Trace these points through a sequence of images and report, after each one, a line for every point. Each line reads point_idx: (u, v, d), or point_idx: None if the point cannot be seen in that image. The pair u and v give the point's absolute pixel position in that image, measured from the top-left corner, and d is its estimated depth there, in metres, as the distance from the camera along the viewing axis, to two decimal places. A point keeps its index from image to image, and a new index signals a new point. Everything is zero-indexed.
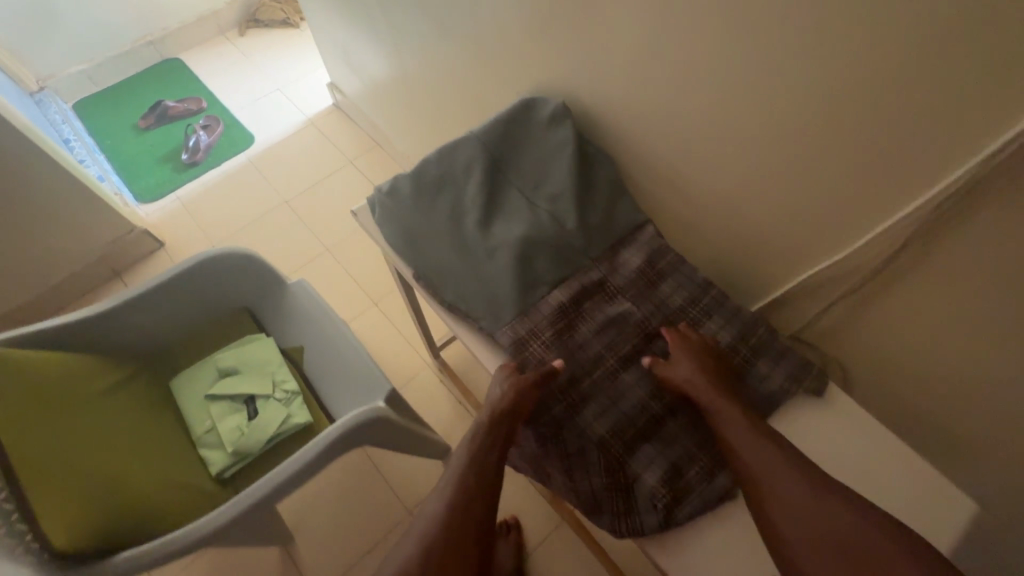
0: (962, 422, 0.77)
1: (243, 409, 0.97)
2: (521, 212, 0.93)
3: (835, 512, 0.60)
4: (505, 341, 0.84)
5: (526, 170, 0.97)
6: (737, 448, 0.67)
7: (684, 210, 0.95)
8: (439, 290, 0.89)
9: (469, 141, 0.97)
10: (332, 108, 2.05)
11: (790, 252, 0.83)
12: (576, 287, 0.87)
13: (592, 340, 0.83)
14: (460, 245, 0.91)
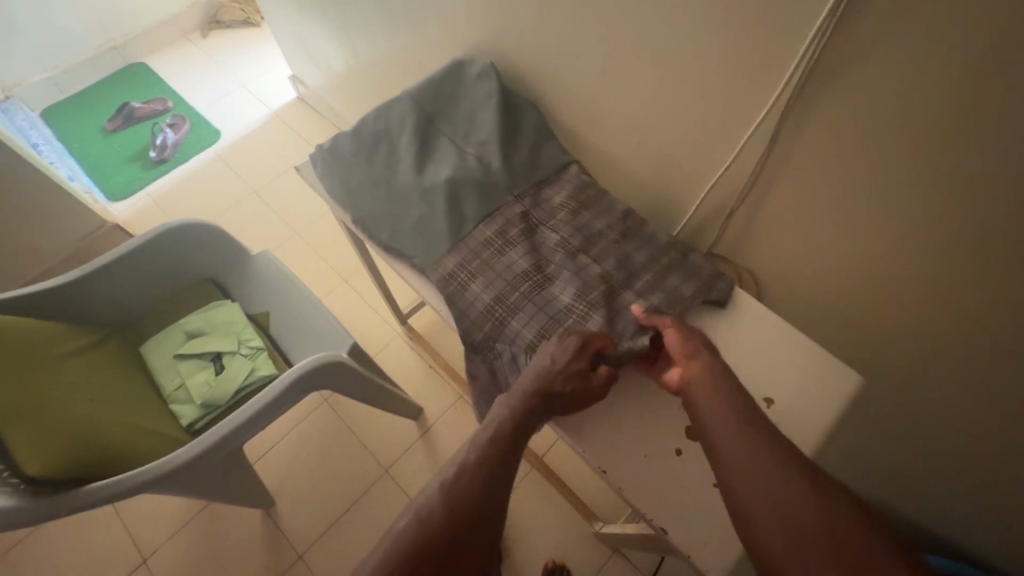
0: (858, 314, 0.80)
1: (209, 365, 1.05)
2: (448, 155, 0.96)
3: (788, 478, 0.51)
4: (437, 275, 0.85)
5: (451, 117, 1.00)
6: (703, 412, 0.60)
7: (600, 141, 0.98)
8: (372, 232, 0.91)
9: (402, 98, 0.99)
10: (296, 100, 2.10)
11: (690, 166, 0.86)
12: (503, 219, 0.89)
13: (518, 260, 0.84)
14: (388, 189, 0.93)
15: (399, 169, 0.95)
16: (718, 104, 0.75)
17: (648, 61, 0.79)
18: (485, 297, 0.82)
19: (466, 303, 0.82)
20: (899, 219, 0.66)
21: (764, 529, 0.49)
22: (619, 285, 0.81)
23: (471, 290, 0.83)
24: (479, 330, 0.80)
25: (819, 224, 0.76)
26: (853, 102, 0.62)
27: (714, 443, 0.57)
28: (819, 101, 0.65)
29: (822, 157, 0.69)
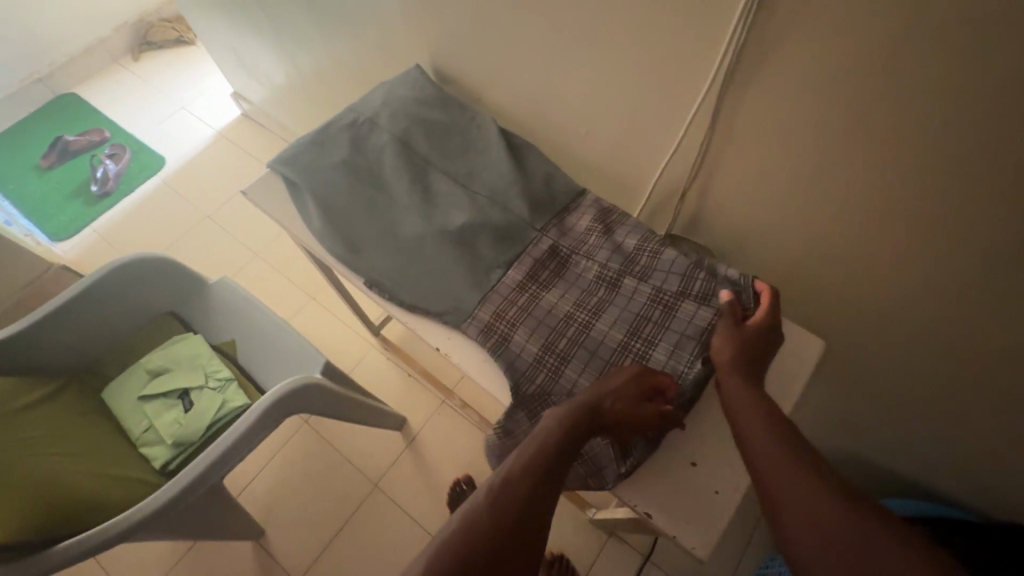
0: (816, 279, 0.83)
1: (178, 403, 1.01)
2: (456, 197, 0.91)
3: (824, 491, 0.51)
4: (474, 330, 0.80)
5: (450, 154, 0.95)
6: (739, 424, 0.60)
7: (551, 134, 0.98)
8: (393, 292, 0.85)
9: (389, 139, 0.96)
10: (240, 118, 2.03)
11: (640, 151, 0.87)
12: (531, 260, 0.84)
13: (559, 303, 0.80)
14: (402, 243, 0.88)
15: (410, 218, 0.89)
16: (660, 88, 0.76)
17: (587, 49, 0.80)
18: (532, 347, 0.77)
19: (512, 356, 0.77)
20: (839, 183, 0.69)
21: (796, 535, 0.49)
22: (674, 302, 0.77)
23: (515, 341, 0.77)
24: (531, 385, 0.74)
25: (767, 197, 0.78)
26: (785, 77, 0.64)
27: (750, 452, 0.57)
28: (754, 76, 0.67)
29: (763, 131, 0.71)
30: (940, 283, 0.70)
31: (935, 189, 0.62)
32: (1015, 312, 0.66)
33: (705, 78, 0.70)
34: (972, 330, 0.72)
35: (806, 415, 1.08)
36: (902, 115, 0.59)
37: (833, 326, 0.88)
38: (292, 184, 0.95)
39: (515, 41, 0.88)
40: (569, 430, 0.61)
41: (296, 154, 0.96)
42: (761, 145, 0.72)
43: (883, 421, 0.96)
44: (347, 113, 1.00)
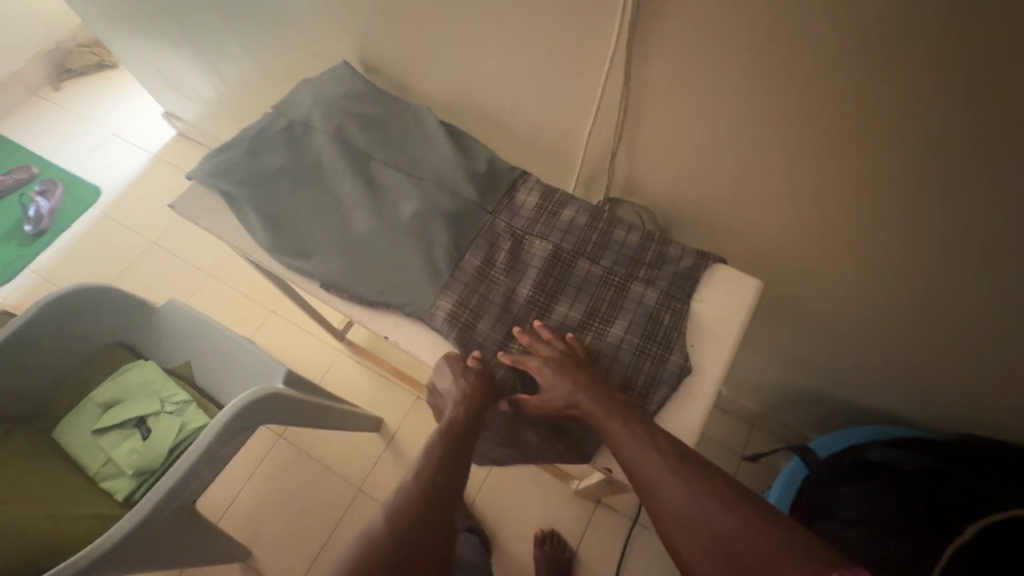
0: (752, 223, 0.85)
1: (135, 432, 0.99)
2: (401, 188, 0.84)
3: (745, 536, 0.52)
4: (440, 322, 0.73)
5: (389, 145, 0.89)
6: (637, 464, 0.59)
7: (478, 115, 0.98)
8: (352, 292, 0.77)
9: (319, 136, 0.90)
10: (175, 137, 1.96)
11: (564, 121, 0.87)
12: (485, 244, 0.79)
13: (519, 288, 0.76)
14: (353, 242, 0.80)
15: (358, 214, 0.82)
16: (570, 55, 0.77)
17: (494, 25, 0.79)
18: (498, 334, 0.73)
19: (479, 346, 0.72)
20: (754, 122, 0.71)
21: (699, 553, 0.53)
22: (623, 283, 0.76)
23: (479, 329, 0.73)
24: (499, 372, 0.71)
25: (694, 143, 0.78)
26: (683, 28, 0.65)
27: (654, 493, 0.57)
28: (655, 32, 0.67)
29: (674, 85, 0.72)
30: (860, 207, 0.73)
31: (844, 113, 0.64)
32: (932, 223, 0.69)
33: (614, 30, 0.70)
34: (902, 247, 0.75)
35: (766, 358, 1.11)
36: (801, 45, 0.60)
37: (774, 267, 0.91)
38: (217, 188, 0.86)
39: (425, 24, 0.87)
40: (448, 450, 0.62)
41: (224, 165, 0.88)
42: (680, 92, 0.73)
43: (837, 353, 0.99)
44: (275, 117, 0.93)
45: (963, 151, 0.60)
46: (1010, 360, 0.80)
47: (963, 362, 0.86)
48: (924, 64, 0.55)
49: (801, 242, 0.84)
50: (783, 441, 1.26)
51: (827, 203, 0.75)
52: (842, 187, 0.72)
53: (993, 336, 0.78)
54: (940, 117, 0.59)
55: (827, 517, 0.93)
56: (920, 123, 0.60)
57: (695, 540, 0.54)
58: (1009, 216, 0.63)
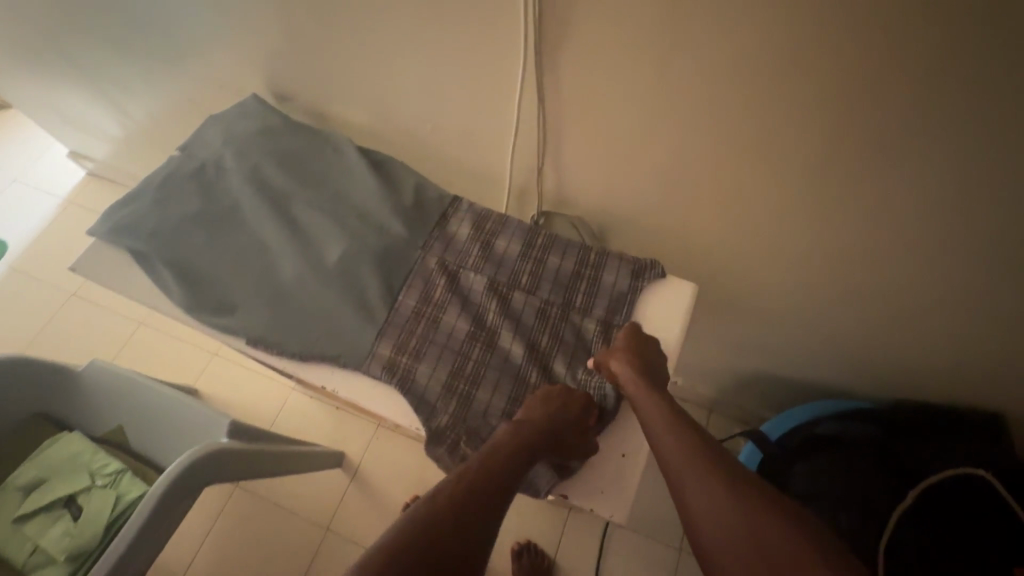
0: (684, 224, 0.87)
1: (64, 514, 0.91)
2: (327, 229, 0.80)
3: (773, 538, 0.49)
4: (378, 371, 0.70)
5: (308, 184, 0.84)
6: (664, 447, 0.60)
7: (400, 139, 0.95)
8: (282, 347, 0.72)
9: (234, 180, 0.84)
10: (87, 179, 1.82)
11: (487, 140, 0.86)
12: (419, 283, 0.76)
13: (459, 325, 0.73)
14: (280, 293, 0.75)
15: (284, 262, 0.77)
16: (482, 73, 0.76)
17: (403, 47, 0.78)
18: (439, 375, 0.70)
19: (420, 391, 0.69)
20: (671, 126, 0.72)
21: (721, 542, 0.51)
22: (563, 310, 0.75)
23: (419, 373, 0.70)
24: (443, 417, 0.67)
25: (617, 153, 0.79)
26: (589, 39, 0.66)
27: (680, 487, 0.56)
28: (562, 46, 0.68)
29: (588, 97, 0.72)
30: (779, 200, 0.76)
31: (749, 113, 0.66)
32: (844, 206, 0.73)
33: (522, 51, 0.69)
34: (826, 232, 0.78)
35: (714, 349, 1.14)
36: (701, 49, 0.62)
37: (710, 264, 0.93)
38: (123, 244, 0.80)
39: (334, 49, 0.84)
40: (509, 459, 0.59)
41: (133, 220, 0.81)
42: (597, 105, 0.73)
43: (777, 338, 1.03)
44: (186, 160, 0.87)
45: (860, 135, 0.64)
46: (933, 327, 0.85)
47: (893, 334, 0.90)
48: (814, 56, 0.58)
49: (731, 237, 0.86)
50: (741, 427, 1.30)
51: (752, 198, 0.77)
52: (761, 182, 0.74)
53: (911, 307, 0.83)
54: (836, 106, 0.62)
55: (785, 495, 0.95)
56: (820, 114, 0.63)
57: (715, 529, 0.52)
58: (911, 193, 0.67)
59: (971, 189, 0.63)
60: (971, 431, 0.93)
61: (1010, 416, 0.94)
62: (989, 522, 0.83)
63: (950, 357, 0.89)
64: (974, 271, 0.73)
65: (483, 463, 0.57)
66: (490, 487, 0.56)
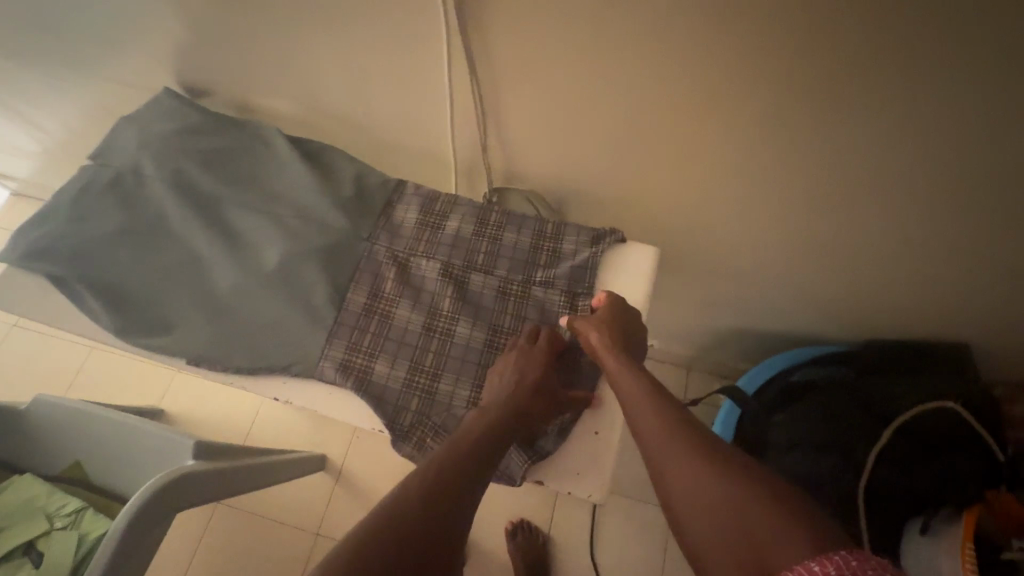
0: (641, 187, 0.83)
1: (26, 561, 0.86)
2: (261, 229, 0.73)
3: (749, 515, 0.48)
4: (332, 374, 0.65)
5: (236, 181, 0.77)
6: (643, 429, 0.57)
7: (332, 125, 0.88)
8: (224, 363, 0.66)
9: (152, 185, 0.76)
10: (11, 200, 1.69)
11: (424, 118, 0.80)
12: (368, 277, 0.71)
13: (414, 316, 0.69)
14: (218, 304, 0.69)
15: (218, 269, 0.71)
16: (405, 45, 0.69)
17: (316, 23, 0.70)
18: (398, 372, 0.66)
19: (380, 391, 0.65)
20: (614, 84, 0.67)
21: (706, 532, 0.49)
22: (524, 290, 0.71)
23: (377, 372, 0.65)
24: (405, 415, 0.64)
25: (562, 120, 0.74)
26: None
27: (656, 465, 0.54)
28: (486, 6, 0.62)
29: (522, 60, 0.67)
30: (735, 152, 0.73)
31: (693, 62, 0.62)
32: (800, 149, 0.70)
33: (443, 16, 0.63)
34: (784, 180, 0.75)
35: (686, 310, 1.13)
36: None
37: (673, 225, 0.90)
38: (33, 268, 0.71)
39: (242, 33, 0.76)
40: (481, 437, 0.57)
41: (44, 242, 0.73)
42: (534, 70, 0.68)
43: (747, 293, 1.01)
44: (96, 168, 0.78)
45: (808, 71, 0.60)
46: (897, 266, 0.85)
47: (859, 277, 0.89)
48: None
49: (691, 196, 0.82)
50: (720, 382, 1.30)
51: (707, 154, 0.74)
52: (714, 135, 0.71)
53: (874, 247, 0.82)
54: (781, 45, 0.58)
55: (768, 449, 0.95)
56: (765, 56, 0.60)
57: (701, 518, 0.50)
58: (865, 127, 0.65)
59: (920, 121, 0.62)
60: (923, 362, 0.95)
61: (973, 345, 0.96)
62: (958, 447, 0.84)
63: (915, 294, 0.89)
64: (929, 205, 0.72)
65: (448, 451, 0.55)
66: (457, 477, 0.53)
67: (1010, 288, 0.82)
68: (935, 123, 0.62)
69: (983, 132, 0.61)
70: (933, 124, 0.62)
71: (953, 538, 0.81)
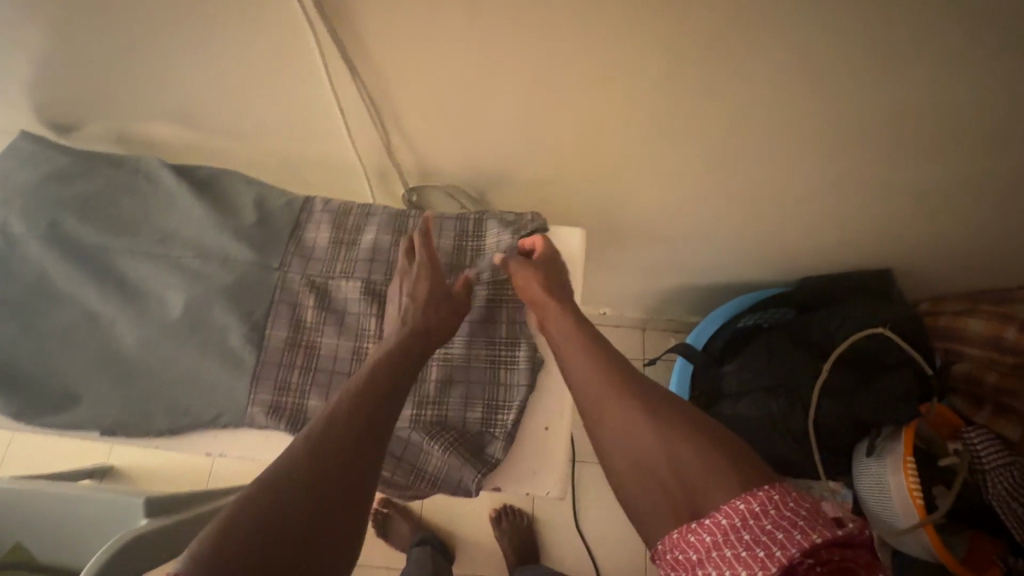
0: (557, 168, 0.81)
1: None
2: (164, 276, 0.68)
3: (685, 461, 0.50)
4: (264, 418, 0.63)
5: (126, 228, 0.71)
6: (579, 382, 0.57)
7: (223, 148, 0.81)
8: (144, 428, 0.62)
9: (27, 246, 0.68)
10: None
11: (317, 127, 0.75)
12: (288, 309, 0.68)
13: (341, 341, 0.67)
14: (126, 365, 0.65)
15: (121, 327, 0.66)
16: (278, 51, 0.64)
17: (176, 40, 0.65)
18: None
19: None
20: (505, 68, 0.65)
21: (640, 477, 0.52)
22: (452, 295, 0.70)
23: (310, 408, 0.63)
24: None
25: (461, 111, 0.71)
26: None
27: (595, 418, 0.56)
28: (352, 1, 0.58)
29: (405, 54, 0.63)
30: (639, 120, 0.72)
31: (578, 35, 0.60)
32: (701, 110, 0.70)
33: (304, 7, 0.58)
34: (696, 137, 0.75)
35: (628, 278, 1.13)
36: None
37: (598, 201, 0.88)
38: None
39: (97, 61, 0.69)
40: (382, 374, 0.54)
41: None
42: (418, 58, 0.64)
43: (682, 253, 1.02)
44: None
45: (692, 32, 0.60)
46: (814, 205, 0.87)
47: (785, 221, 0.91)
48: None
49: (608, 169, 0.81)
50: (675, 339, 1.32)
51: (616, 124, 0.72)
52: (617, 105, 0.69)
53: (789, 192, 0.84)
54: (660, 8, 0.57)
55: (721, 398, 0.98)
56: (648, 22, 0.59)
57: (636, 464, 0.52)
58: (757, 80, 0.65)
59: (804, 65, 0.63)
60: (852, 292, 1.00)
61: (895, 268, 1.00)
62: (891, 366, 0.90)
63: (836, 228, 0.92)
64: (831, 140, 0.74)
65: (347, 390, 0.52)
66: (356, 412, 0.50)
67: (917, 210, 0.86)
68: (820, 65, 0.63)
69: (861, 68, 0.63)
70: (820, 62, 0.63)
71: (895, 454, 0.85)
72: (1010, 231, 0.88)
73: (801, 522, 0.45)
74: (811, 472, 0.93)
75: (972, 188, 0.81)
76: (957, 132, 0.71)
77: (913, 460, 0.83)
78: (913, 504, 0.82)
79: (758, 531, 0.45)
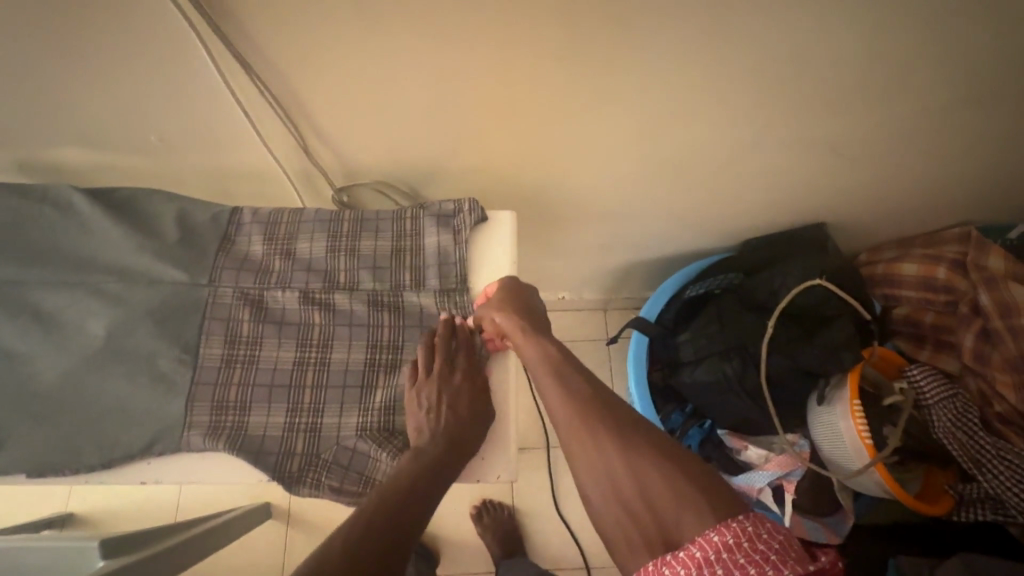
0: (484, 154, 0.80)
1: None
2: (85, 304, 0.65)
3: (657, 494, 0.50)
4: (202, 440, 0.61)
5: (40, 256, 0.67)
6: (551, 409, 0.57)
7: (134, 166, 0.78)
8: (74, 464, 0.59)
9: None
10: None
11: (227, 136, 0.73)
12: (222, 326, 0.66)
13: (281, 353, 0.65)
14: (50, 400, 0.61)
15: (41, 361, 0.63)
16: (171, 62, 0.62)
17: (60, 61, 0.62)
18: (277, 419, 0.62)
19: (258, 442, 0.61)
20: (405, 61, 0.64)
21: (613, 508, 0.53)
22: (394, 298, 0.69)
23: (252, 424, 0.62)
24: (293, 460, 0.61)
25: (373, 107, 0.70)
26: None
27: (570, 447, 0.55)
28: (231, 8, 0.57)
29: (302, 56, 0.62)
30: (553, 98, 0.72)
31: (470, 24, 0.60)
32: (611, 84, 0.71)
33: (184, 13, 0.57)
34: (617, 108, 0.75)
35: (577, 259, 1.13)
36: None
37: (532, 182, 0.88)
38: None
39: None
40: (414, 480, 0.55)
41: None
42: (316, 51, 0.62)
43: (624, 228, 1.03)
44: None
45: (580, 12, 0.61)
46: (741, 167, 0.88)
47: (718, 185, 0.93)
48: None
49: (535, 150, 0.81)
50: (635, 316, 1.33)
51: (531, 104, 0.72)
52: (527, 87, 0.70)
53: (714, 157, 0.86)
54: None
55: (678, 366, 0.99)
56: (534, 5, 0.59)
57: (609, 493, 0.52)
58: (654, 52, 0.67)
59: (695, 33, 0.65)
60: (793, 249, 1.02)
61: (829, 222, 1.03)
62: (834, 316, 0.92)
63: (766, 188, 0.94)
64: (744, 102, 0.75)
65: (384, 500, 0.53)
66: (401, 514, 0.52)
67: (839, 163, 0.89)
68: (710, 31, 0.65)
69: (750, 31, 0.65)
70: (708, 31, 0.65)
71: (843, 400, 0.87)
72: (926, 175, 0.92)
73: (772, 556, 0.44)
74: (768, 428, 0.96)
75: (882, 138, 0.84)
76: (857, 83, 0.74)
77: (860, 405, 0.86)
78: (864, 446, 0.85)
79: (731, 564, 0.45)
